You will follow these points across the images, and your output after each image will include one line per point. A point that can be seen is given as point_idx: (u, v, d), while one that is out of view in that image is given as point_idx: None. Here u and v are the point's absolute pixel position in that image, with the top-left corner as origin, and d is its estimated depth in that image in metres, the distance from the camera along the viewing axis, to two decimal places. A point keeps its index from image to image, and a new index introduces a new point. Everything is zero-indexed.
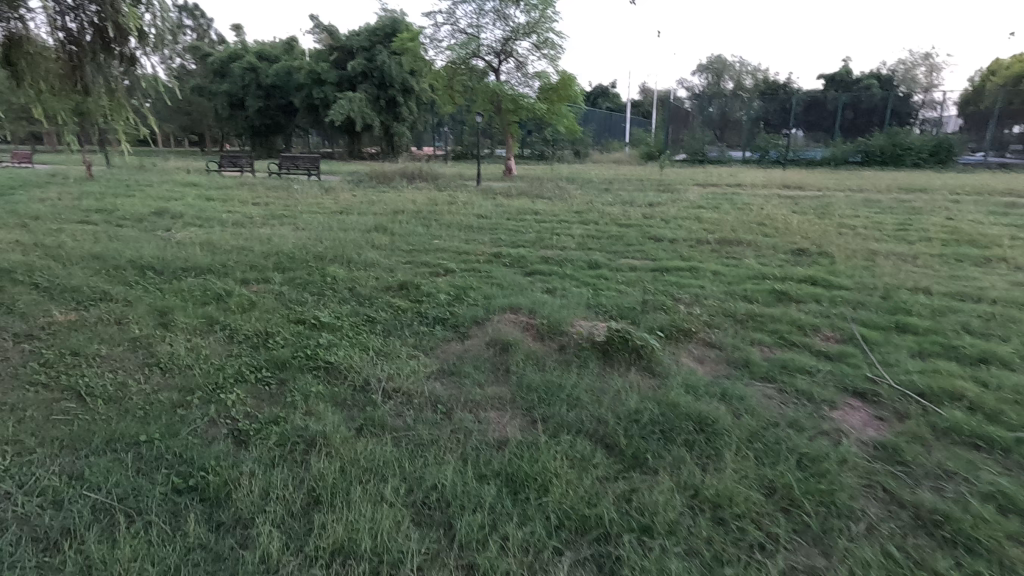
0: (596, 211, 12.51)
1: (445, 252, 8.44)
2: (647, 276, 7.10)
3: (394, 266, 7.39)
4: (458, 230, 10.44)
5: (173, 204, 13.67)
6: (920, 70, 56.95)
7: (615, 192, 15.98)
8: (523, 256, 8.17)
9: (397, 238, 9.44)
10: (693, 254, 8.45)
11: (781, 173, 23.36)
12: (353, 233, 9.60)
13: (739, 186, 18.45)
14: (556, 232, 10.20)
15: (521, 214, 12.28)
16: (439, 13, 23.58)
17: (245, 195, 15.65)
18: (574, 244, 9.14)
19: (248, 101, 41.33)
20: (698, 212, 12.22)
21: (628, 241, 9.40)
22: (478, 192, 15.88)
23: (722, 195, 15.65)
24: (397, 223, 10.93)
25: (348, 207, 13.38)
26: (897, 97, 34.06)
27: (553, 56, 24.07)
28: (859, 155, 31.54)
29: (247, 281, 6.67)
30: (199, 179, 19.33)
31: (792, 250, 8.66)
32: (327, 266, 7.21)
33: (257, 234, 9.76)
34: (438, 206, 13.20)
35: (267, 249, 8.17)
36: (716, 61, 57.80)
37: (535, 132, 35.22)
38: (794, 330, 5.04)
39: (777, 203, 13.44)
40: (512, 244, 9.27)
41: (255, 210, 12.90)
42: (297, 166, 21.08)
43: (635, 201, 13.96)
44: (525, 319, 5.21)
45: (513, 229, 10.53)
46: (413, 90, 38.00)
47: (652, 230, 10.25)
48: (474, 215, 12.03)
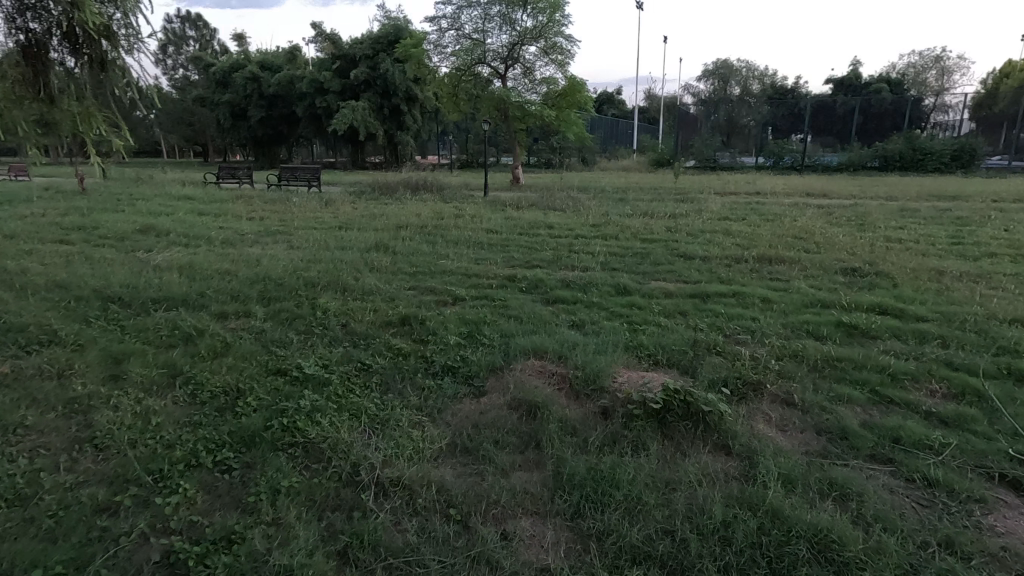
0: (614, 224, 11.61)
1: (453, 276, 7.52)
2: (687, 304, 6.17)
3: (396, 294, 6.48)
4: (467, 248, 9.53)
5: (162, 220, 12.85)
6: (930, 74, 55.97)
7: (631, 202, 15.07)
8: (541, 280, 7.24)
9: (400, 258, 8.54)
10: (732, 274, 7.53)
11: (801, 180, 22.41)
12: (352, 254, 8.71)
13: (760, 195, 17.51)
14: (574, 249, 9.29)
15: (533, 228, 11.37)
16: (443, 18, 22.83)
17: (241, 209, 14.83)
18: (596, 264, 8.22)
19: (250, 110, 40.76)
20: (726, 224, 11.30)
21: (656, 259, 8.48)
22: (486, 204, 15.00)
23: (745, 204, 14.69)
24: (400, 240, 10.05)
25: (348, 222, 12.51)
26: (909, 101, 33.09)
27: (561, 61, 23.25)
28: (877, 160, 30.46)
29: (225, 316, 5.76)
30: (196, 192, 18.55)
31: (843, 270, 7.72)
32: (319, 296, 6.29)
33: (247, 254, 8.88)
34: (444, 220, 12.31)
35: (255, 274, 7.28)
36: (722, 66, 57.06)
37: (542, 140, 34.40)
38: (886, 379, 4.10)
39: (809, 214, 12.48)
40: (527, 264, 8.35)
41: (250, 226, 12.07)
42: (298, 177, 20.29)
43: (655, 212, 13.03)
44: (555, 368, 4.27)
45: (526, 246, 9.65)
46: (417, 98, 37.31)
47: (680, 245, 9.33)
48: (483, 230, 11.14)
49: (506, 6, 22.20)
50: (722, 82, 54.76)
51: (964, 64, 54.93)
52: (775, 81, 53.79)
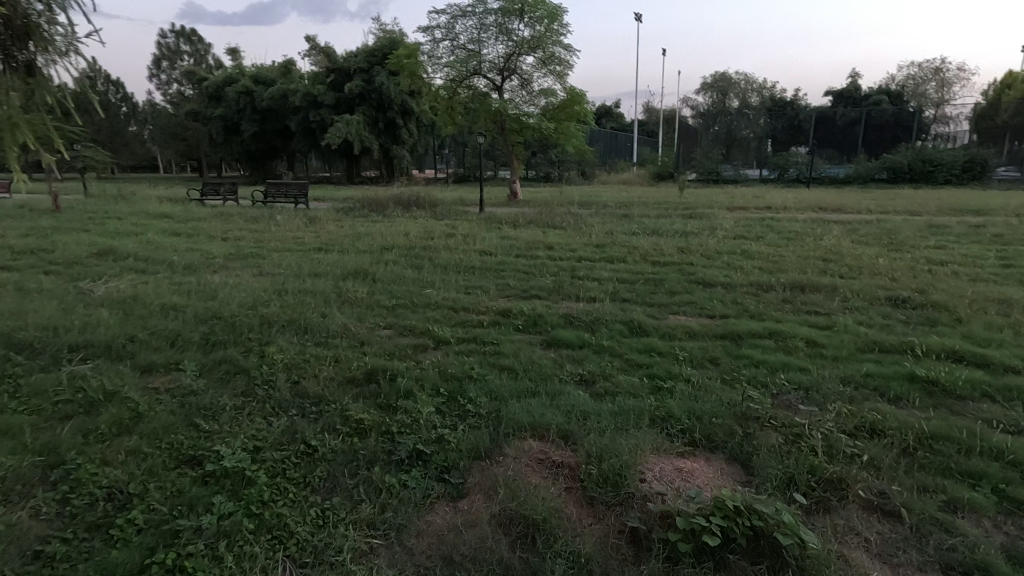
0: (621, 244, 10.60)
1: (438, 310, 6.46)
2: (718, 348, 5.11)
3: (367, 338, 5.38)
4: (457, 274, 8.48)
5: (127, 241, 11.80)
6: (930, 85, 55.38)
7: (637, 219, 14.07)
8: (540, 315, 6.16)
9: (379, 288, 7.47)
10: (763, 307, 6.47)
11: (812, 194, 21.47)
12: (325, 283, 7.64)
13: (771, 210, 16.56)
14: (578, 274, 8.26)
15: (531, 249, 10.34)
16: (437, 28, 22.01)
17: (218, 229, 13.78)
18: (603, 293, 7.17)
19: (243, 125, 39.95)
20: (743, 244, 10.28)
21: (670, 288, 7.42)
22: (481, 222, 13.98)
23: (759, 220, 13.71)
24: (384, 265, 9.00)
25: (330, 242, 11.49)
26: (907, 112, 32.46)
27: (560, 72, 22.40)
28: (885, 172, 29.55)
29: (151, 370, 4.66)
30: (176, 210, 17.51)
31: (889, 299, 6.69)
32: (273, 340, 5.23)
33: (207, 282, 7.82)
34: (434, 240, 11.31)
35: (204, 310, 6.19)
36: (721, 78, 56.46)
37: (540, 153, 33.52)
38: (1010, 471, 3.05)
39: (830, 231, 11.49)
40: (524, 293, 7.29)
41: (223, 249, 11.04)
42: (285, 193, 19.32)
43: (663, 231, 12.00)
44: (560, 455, 3.18)
45: (524, 271, 8.61)
46: (413, 111, 36.55)
47: (697, 270, 8.31)
48: (476, 251, 10.11)
49: (503, 16, 21.40)
50: (721, 95, 54.13)
51: (964, 75, 54.38)
52: (774, 93, 53.17)
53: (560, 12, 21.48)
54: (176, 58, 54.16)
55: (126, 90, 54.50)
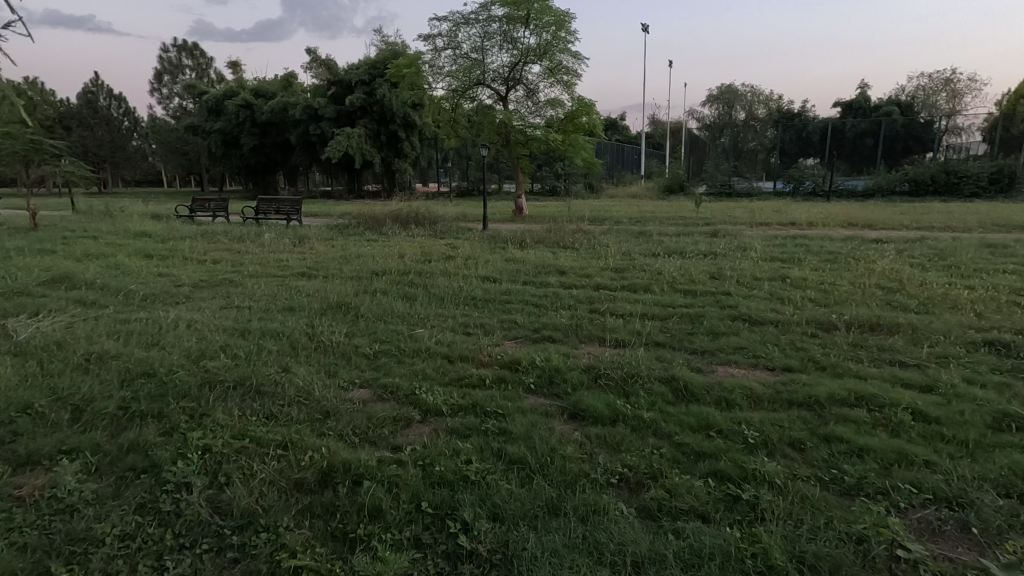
0: (644, 268, 9.35)
1: (429, 361, 5.22)
2: (797, 422, 3.85)
3: (333, 408, 4.13)
4: (456, 307, 7.24)
5: (93, 265, 10.66)
6: (941, 96, 54.16)
7: (655, 238, 12.85)
8: (556, 369, 4.90)
9: (360, 328, 6.23)
10: (833, 356, 5.20)
11: (835, 207, 20.24)
12: (296, 322, 6.40)
13: (798, 226, 15.33)
14: (597, 307, 7.03)
15: (541, 275, 9.10)
16: (438, 37, 21.01)
17: (198, 250, 12.63)
18: (631, 335, 5.91)
19: (242, 139, 39.11)
20: (783, 269, 9.00)
21: (711, 327, 6.16)
22: (484, 242, 12.77)
23: (789, 238, 12.48)
24: (372, 296, 7.78)
25: (316, 266, 10.33)
26: (918, 122, 31.40)
27: (568, 81, 21.29)
28: (907, 184, 28.22)
29: (29, 463, 3.42)
30: (160, 228, 16.41)
31: (986, 343, 5.43)
32: (209, 411, 3.99)
33: (158, 320, 6.61)
34: (433, 262, 10.13)
35: (136, 362, 4.95)
36: (727, 90, 55.53)
37: (546, 166, 32.40)
38: None
39: (877, 252, 10.23)
40: (535, 335, 6.05)
41: (198, 275, 9.88)
42: (277, 210, 18.18)
43: (687, 252, 10.75)
44: None
45: (535, 304, 7.37)
46: (415, 124, 35.63)
47: (738, 304, 7.04)
48: (479, 278, 8.88)
49: (507, 24, 20.37)
50: (728, 106, 53.22)
51: (976, 85, 53.23)
52: (782, 104, 52.19)
53: (568, 19, 20.47)
54: (178, 72, 53.70)
55: (127, 105, 53.96)
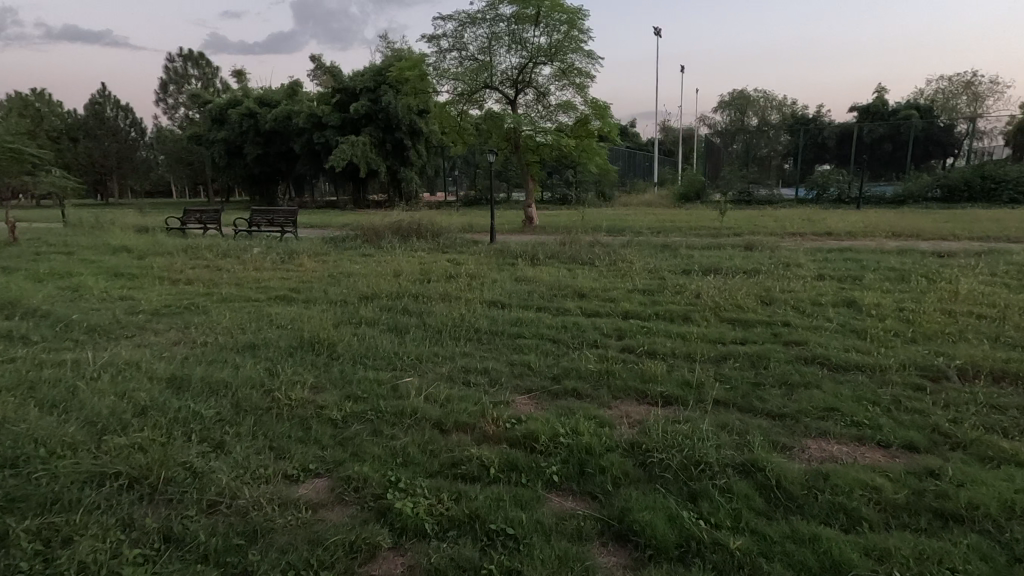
0: (678, 290, 7.99)
1: (415, 432, 3.89)
2: (974, 561, 2.49)
3: (262, 526, 2.82)
4: (455, 344, 5.91)
5: (53, 286, 9.48)
6: (961, 100, 52.20)
7: (682, 252, 11.46)
8: (587, 448, 3.55)
9: (333, 377, 4.94)
10: (967, 426, 3.80)
11: (869, 215, 18.77)
12: (253, 368, 5.10)
13: (837, 238, 13.90)
14: (628, 344, 5.70)
15: (558, 298, 7.77)
16: (444, 38, 19.81)
17: (175, 268, 11.41)
18: (680, 388, 4.55)
19: (246, 148, 38.23)
20: (844, 291, 7.60)
21: (781, 374, 4.78)
22: (492, 257, 11.47)
23: (833, 252, 11.08)
24: (355, 328, 6.48)
25: (300, 287, 9.07)
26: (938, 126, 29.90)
27: (581, 83, 19.98)
28: (939, 190, 26.58)
29: None
30: (145, 241, 15.28)
31: None
32: (75, 536, 2.68)
33: (88, 362, 5.33)
34: (433, 282, 8.85)
35: (11, 436, 3.63)
36: (739, 95, 54.24)
37: (556, 173, 31.16)
38: None
39: (947, 268, 8.79)
40: (554, 388, 4.70)
41: (164, 298, 8.63)
42: (271, 221, 17.00)
43: (723, 270, 9.37)
44: None
45: (552, 340, 6.02)
46: (421, 132, 34.61)
47: (807, 339, 5.65)
48: (484, 303, 7.54)
49: (516, 23, 19.17)
50: (741, 112, 51.95)
51: (997, 87, 51.51)
52: (797, 109, 50.76)
53: (580, 17, 19.21)
54: (184, 82, 53.24)
55: (135, 116, 53.51)
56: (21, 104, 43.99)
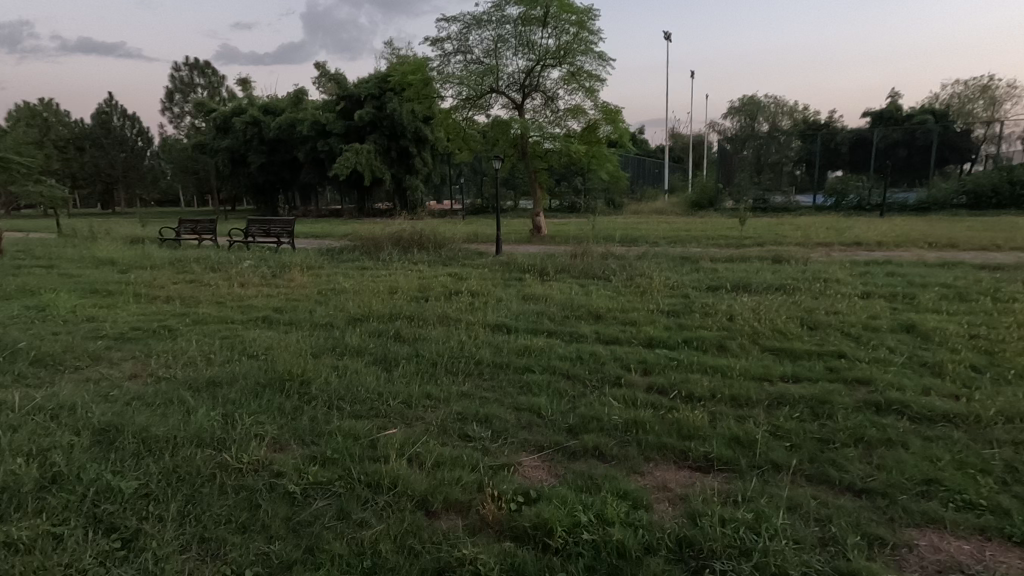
0: (706, 311, 7.07)
1: (390, 516, 2.99)
2: None
3: None
4: (451, 381, 5.03)
5: (20, 305, 8.69)
6: (977, 104, 50.84)
7: (704, 265, 10.55)
8: (620, 549, 2.65)
9: (301, 427, 4.06)
10: None
11: (895, 223, 17.78)
12: (207, 414, 4.23)
13: (869, 249, 12.91)
14: (658, 385, 4.77)
15: (570, 321, 6.90)
16: (448, 41, 19.05)
17: (159, 283, 10.66)
18: (729, 448, 3.64)
19: (250, 156, 37.72)
20: (898, 313, 6.66)
21: (852, 425, 3.86)
22: (497, 271, 10.61)
23: (871, 265, 10.11)
24: (338, 359, 5.61)
25: (285, 306, 8.23)
26: (955, 130, 28.92)
27: (591, 87, 19.13)
28: (964, 197, 25.51)
29: None
30: (134, 254, 14.56)
31: None
32: None
33: (13, 406, 4.48)
34: (432, 301, 7.99)
35: None
36: (749, 102, 53.42)
37: (564, 180, 30.34)
38: None
39: (1008, 285, 7.81)
40: (570, 446, 3.81)
41: (135, 319, 7.82)
42: (267, 231, 16.25)
43: (753, 286, 8.45)
44: None
45: (567, 377, 5.13)
46: (427, 139, 33.98)
47: (872, 377, 4.71)
48: (487, 326, 6.67)
49: (523, 25, 18.41)
50: (751, 119, 51.13)
51: (1015, 91, 50.16)
52: (809, 115, 49.77)
53: (590, 17, 18.45)
54: (190, 91, 53.01)
55: (141, 125, 53.33)
56: (26, 114, 43.85)
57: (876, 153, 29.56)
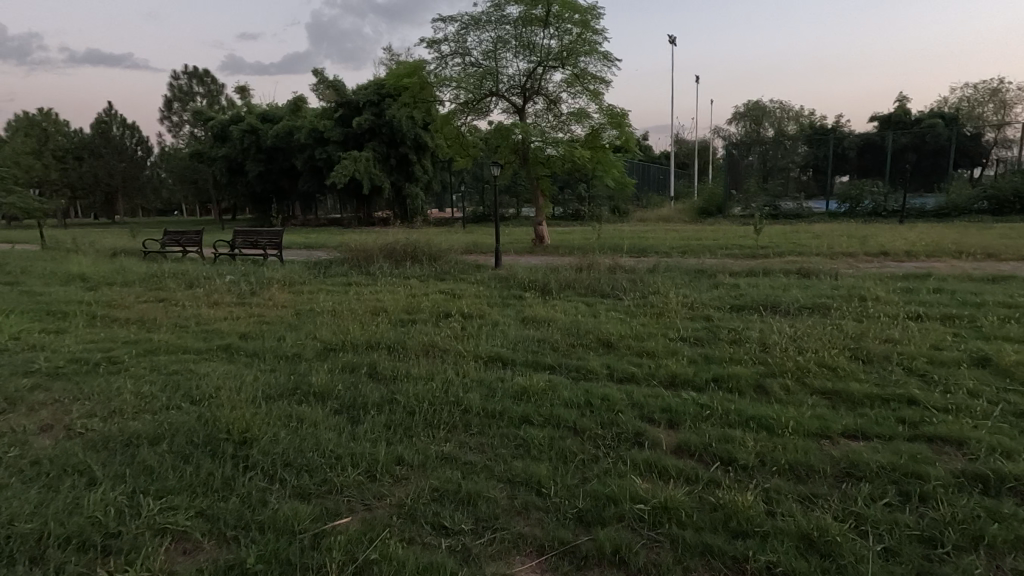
0: (734, 338, 6.07)
1: None
2: None
3: None
4: (429, 440, 4.02)
5: None
6: (987, 108, 49.66)
7: (723, 280, 9.56)
8: None
9: (223, 515, 3.09)
10: None
11: (920, 231, 16.72)
12: (105, 494, 3.25)
13: (900, 260, 11.90)
14: (690, 445, 3.77)
15: (577, 351, 5.90)
16: (445, 43, 18.14)
17: (127, 302, 9.73)
18: (803, 558, 2.63)
19: (247, 165, 36.96)
20: (966, 342, 5.62)
21: (964, 517, 2.86)
22: (494, 288, 9.60)
23: (909, 280, 9.09)
24: (296, 406, 4.63)
25: (253, 332, 7.25)
26: (968, 134, 28.01)
27: (595, 90, 18.16)
28: (986, 202, 24.38)
29: None
30: (111, 268, 13.65)
31: None
32: None
33: None
34: (419, 325, 7.02)
35: None
36: (754, 107, 52.53)
37: (568, 188, 29.39)
38: None
39: None
40: (581, 547, 2.81)
41: (82, 347, 6.87)
42: (254, 243, 15.32)
43: (783, 306, 7.42)
44: None
45: (574, 431, 4.14)
46: (427, 146, 33.14)
47: (964, 435, 3.71)
48: (479, 359, 5.68)
49: (523, 26, 17.53)
50: (756, 124, 50.23)
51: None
52: (816, 120, 48.81)
53: (593, 16, 17.50)
54: (189, 99, 52.48)
55: (141, 134, 52.82)
56: (27, 124, 43.59)
57: (890, 157, 28.31)
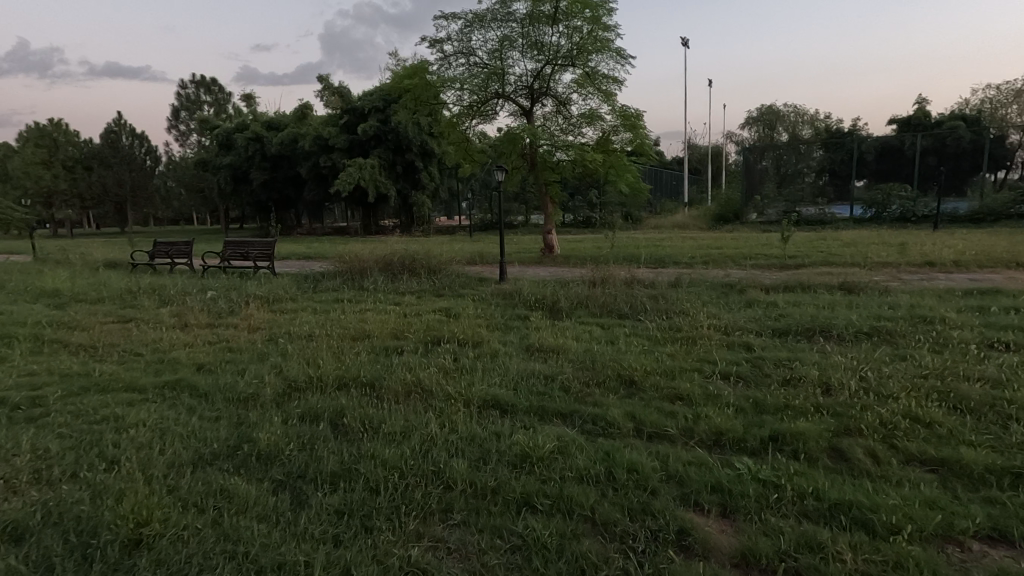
0: (787, 377, 4.89)
1: None
2: None
3: None
4: (391, 539, 2.90)
5: None
6: (1011, 108, 47.91)
7: (758, 296, 8.38)
8: None
9: None
10: None
11: (960, 237, 15.44)
12: None
13: (950, 272, 10.64)
14: (759, 556, 2.64)
15: (594, 394, 4.75)
16: (448, 42, 17.16)
17: (93, 322, 8.74)
18: None
19: (251, 174, 36.24)
20: None
21: None
22: (495, 307, 8.49)
23: (976, 297, 7.85)
24: (225, 477, 3.54)
25: (211, 364, 6.16)
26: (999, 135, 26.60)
27: (608, 90, 17.08)
28: None
29: None
30: (91, 282, 12.70)
31: None
32: None
33: None
34: (404, 356, 5.91)
35: None
36: (768, 111, 51.24)
37: (578, 194, 28.31)
38: None
39: None
40: None
41: (12, 383, 5.82)
42: (245, 255, 14.36)
43: (836, 332, 6.23)
44: None
45: (592, 524, 3.02)
46: (433, 152, 32.25)
47: None
48: (471, 406, 4.56)
49: (530, 24, 16.53)
50: (770, 128, 48.94)
51: None
52: (832, 123, 47.44)
53: (604, 12, 16.51)
54: (196, 108, 52.22)
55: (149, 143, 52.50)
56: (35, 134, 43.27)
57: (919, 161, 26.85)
